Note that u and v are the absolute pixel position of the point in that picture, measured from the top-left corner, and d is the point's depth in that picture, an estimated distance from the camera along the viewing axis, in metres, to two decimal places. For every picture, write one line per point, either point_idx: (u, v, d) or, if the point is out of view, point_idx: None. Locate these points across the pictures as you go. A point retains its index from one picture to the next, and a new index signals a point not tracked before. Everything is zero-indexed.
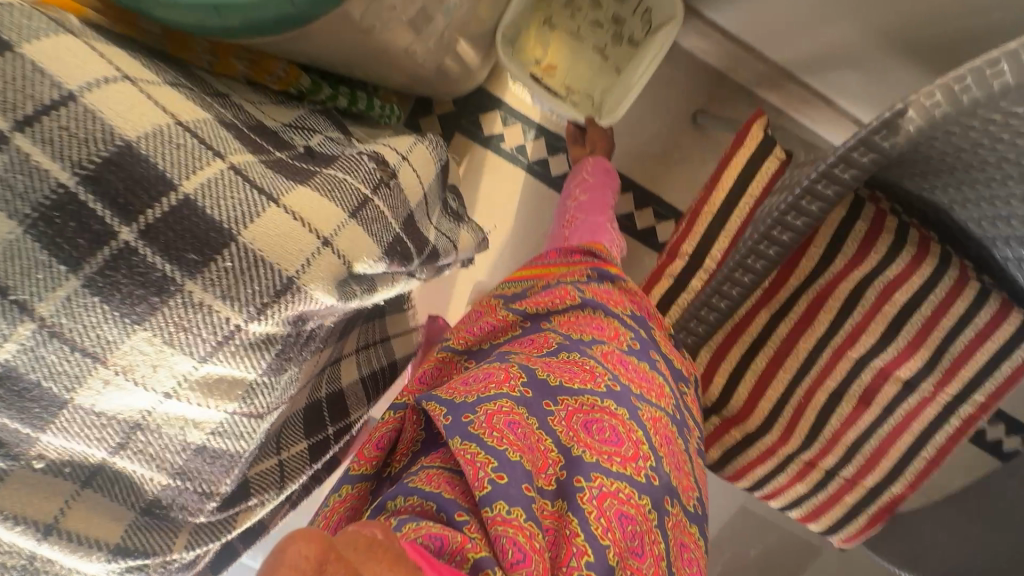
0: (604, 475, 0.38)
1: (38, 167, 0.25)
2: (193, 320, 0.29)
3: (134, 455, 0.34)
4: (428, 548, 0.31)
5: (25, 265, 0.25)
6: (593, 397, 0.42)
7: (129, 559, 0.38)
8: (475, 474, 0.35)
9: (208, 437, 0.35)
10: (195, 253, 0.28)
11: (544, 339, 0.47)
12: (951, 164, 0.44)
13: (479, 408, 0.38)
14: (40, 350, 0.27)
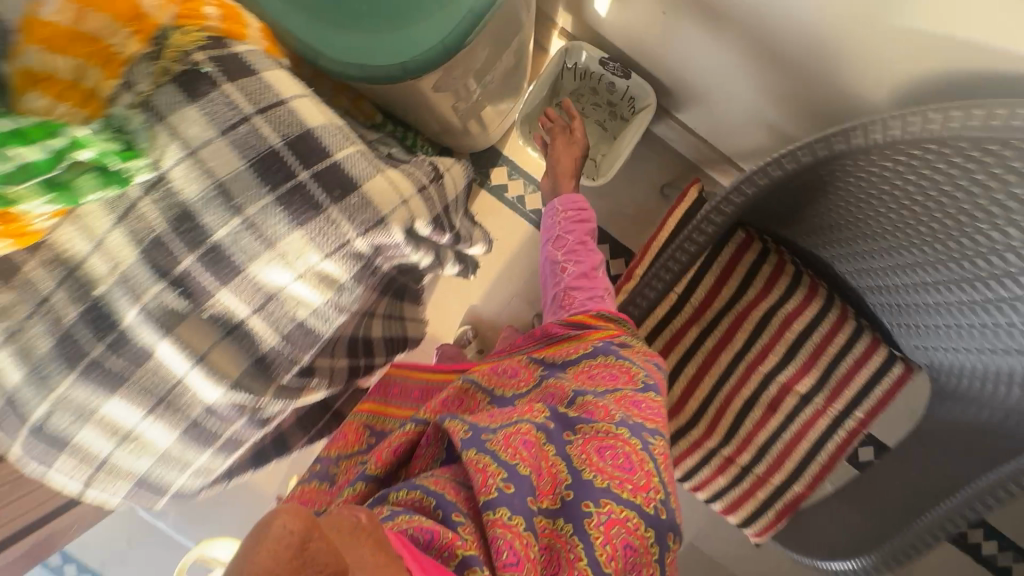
0: (613, 502, 0.43)
1: (263, 134, 0.38)
2: (324, 235, 0.39)
3: (244, 345, 0.41)
4: (418, 540, 0.35)
5: (246, 184, 0.38)
6: (599, 440, 0.48)
7: (209, 443, 0.45)
8: (486, 481, 0.40)
9: (287, 343, 0.43)
10: (338, 190, 0.39)
11: (560, 390, 0.53)
12: (816, 214, 0.64)
13: (497, 430, 0.44)
14: (233, 241, 0.38)
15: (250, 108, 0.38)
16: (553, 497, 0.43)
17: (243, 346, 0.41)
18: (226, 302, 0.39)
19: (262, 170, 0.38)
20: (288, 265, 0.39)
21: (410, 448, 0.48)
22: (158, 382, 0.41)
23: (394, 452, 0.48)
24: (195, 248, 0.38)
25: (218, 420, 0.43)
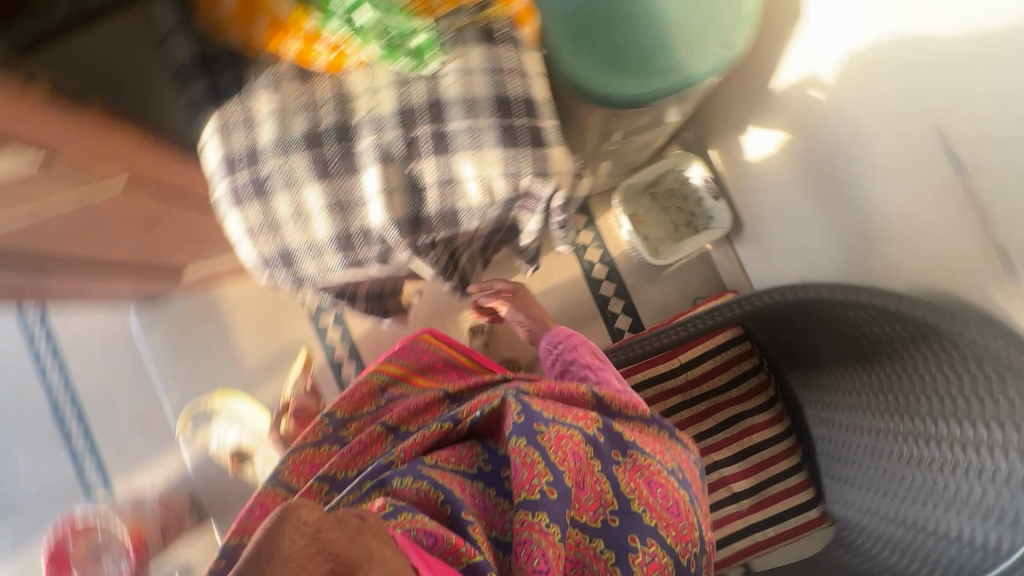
0: (651, 538, 0.57)
1: (511, 85, 0.57)
2: (509, 160, 0.56)
3: (413, 201, 0.57)
4: (422, 541, 0.48)
5: (486, 104, 0.55)
6: (631, 472, 0.62)
7: (338, 251, 0.59)
8: (530, 480, 0.54)
9: (435, 216, 0.58)
10: (534, 141, 0.56)
11: (594, 421, 0.64)
12: (800, 356, 0.82)
13: (550, 427, 0.60)
14: (457, 133, 0.55)
15: (514, 67, 0.57)
16: (591, 514, 0.56)
17: (414, 199, 0.57)
18: (426, 165, 0.56)
19: (497, 102, 0.56)
20: (475, 166, 0.56)
21: (435, 441, 0.62)
22: (351, 190, 0.57)
23: (421, 440, 0.62)
24: (434, 124, 0.55)
25: (364, 237, 0.58)
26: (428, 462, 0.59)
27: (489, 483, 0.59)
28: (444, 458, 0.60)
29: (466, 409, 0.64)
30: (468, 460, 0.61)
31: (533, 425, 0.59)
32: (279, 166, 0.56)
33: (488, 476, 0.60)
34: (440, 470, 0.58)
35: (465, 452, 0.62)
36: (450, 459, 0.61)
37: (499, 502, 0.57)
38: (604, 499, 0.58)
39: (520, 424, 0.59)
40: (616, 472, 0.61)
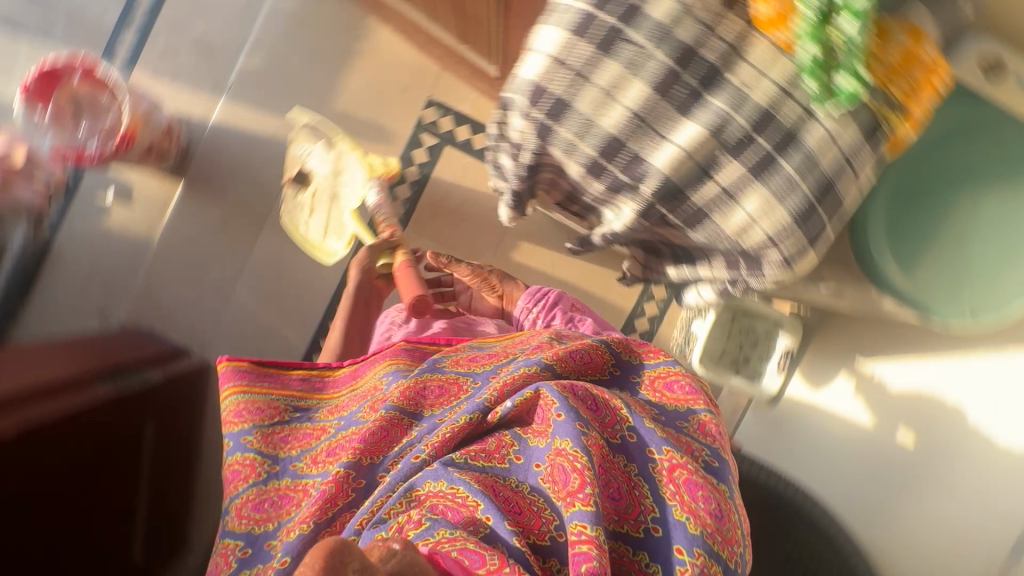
0: (698, 548, 0.55)
1: (846, 181, 0.56)
2: (785, 229, 0.55)
3: (690, 179, 0.56)
4: (463, 560, 0.52)
5: (817, 175, 0.54)
6: (668, 472, 0.62)
7: (595, 148, 0.57)
8: (580, 489, 0.57)
9: (690, 204, 0.57)
10: (814, 235, 0.56)
11: (621, 415, 0.68)
12: None
13: (580, 429, 0.63)
14: (779, 171, 0.54)
15: (860, 171, 0.56)
16: (630, 523, 0.60)
17: (693, 179, 0.55)
18: (732, 166, 0.54)
19: (824, 181, 0.55)
20: (758, 208, 0.55)
21: (464, 432, 0.69)
22: (664, 118, 0.54)
23: (451, 436, 0.68)
24: (772, 146, 0.54)
25: (630, 161, 0.56)
26: (459, 461, 0.64)
27: (521, 479, 0.64)
28: (475, 457, 0.65)
29: (495, 399, 0.70)
30: (500, 452, 0.67)
31: (569, 421, 0.64)
32: (638, 43, 0.53)
33: (519, 469, 0.65)
34: (472, 472, 0.62)
35: (496, 445, 0.67)
36: (480, 456, 0.65)
37: (536, 502, 0.61)
38: (645, 507, 0.61)
39: (560, 424, 0.64)
40: (654, 471, 0.63)
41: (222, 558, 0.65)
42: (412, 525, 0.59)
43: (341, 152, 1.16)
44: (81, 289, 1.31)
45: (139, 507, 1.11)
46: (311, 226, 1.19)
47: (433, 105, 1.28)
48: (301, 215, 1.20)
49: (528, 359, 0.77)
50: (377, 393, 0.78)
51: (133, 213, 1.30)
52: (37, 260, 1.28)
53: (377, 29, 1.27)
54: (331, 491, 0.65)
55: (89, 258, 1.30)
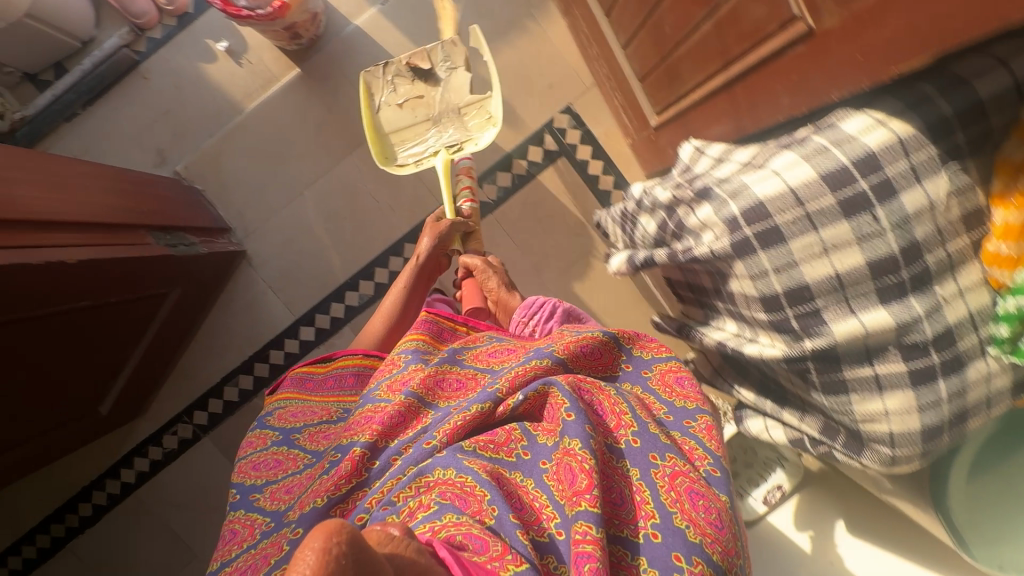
0: (696, 556, 0.55)
1: (977, 419, 0.59)
2: (909, 436, 0.58)
3: (854, 355, 0.57)
4: (470, 544, 0.55)
5: (961, 405, 0.57)
6: (669, 479, 0.62)
7: (784, 288, 0.58)
8: (584, 491, 0.59)
9: (840, 374, 0.59)
10: (928, 450, 0.59)
11: (624, 416, 0.69)
12: None
13: (585, 434, 0.65)
14: (934, 388, 0.56)
15: (992, 414, 0.59)
16: (629, 526, 0.60)
17: (856, 358, 0.57)
18: (896, 364, 0.56)
19: (963, 411, 0.57)
20: (898, 409, 0.58)
21: (474, 421, 0.71)
22: (862, 293, 0.56)
23: (462, 424, 0.70)
24: (941, 363, 0.56)
25: (810, 314, 0.57)
26: (467, 450, 0.67)
27: (524, 473, 0.66)
28: (484, 447, 0.68)
29: (505, 392, 0.72)
30: (508, 446, 0.69)
31: (576, 423, 0.66)
32: (878, 218, 0.54)
33: (526, 465, 0.67)
34: (481, 461, 0.65)
35: (505, 438, 0.70)
36: (490, 448, 0.68)
37: (539, 499, 0.63)
38: (644, 512, 0.60)
39: (568, 425, 0.66)
40: (657, 478, 0.63)
41: (244, 530, 0.73)
42: (422, 507, 0.62)
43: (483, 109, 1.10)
44: (149, 122, 1.23)
45: (126, 364, 1.06)
46: (395, 114, 1.09)
47: (567, 112, 1.27)
48: (393, 96, 1.08)
49: (538, 350, 0.79)
50: (397, 374, 0.82)
51: (236, 74, 1.23)
52: (122, 71, 1.21)
53: (549, 15, 1.24)
54: (347, 468, 0.70)
55: (171, 96, 1.23)
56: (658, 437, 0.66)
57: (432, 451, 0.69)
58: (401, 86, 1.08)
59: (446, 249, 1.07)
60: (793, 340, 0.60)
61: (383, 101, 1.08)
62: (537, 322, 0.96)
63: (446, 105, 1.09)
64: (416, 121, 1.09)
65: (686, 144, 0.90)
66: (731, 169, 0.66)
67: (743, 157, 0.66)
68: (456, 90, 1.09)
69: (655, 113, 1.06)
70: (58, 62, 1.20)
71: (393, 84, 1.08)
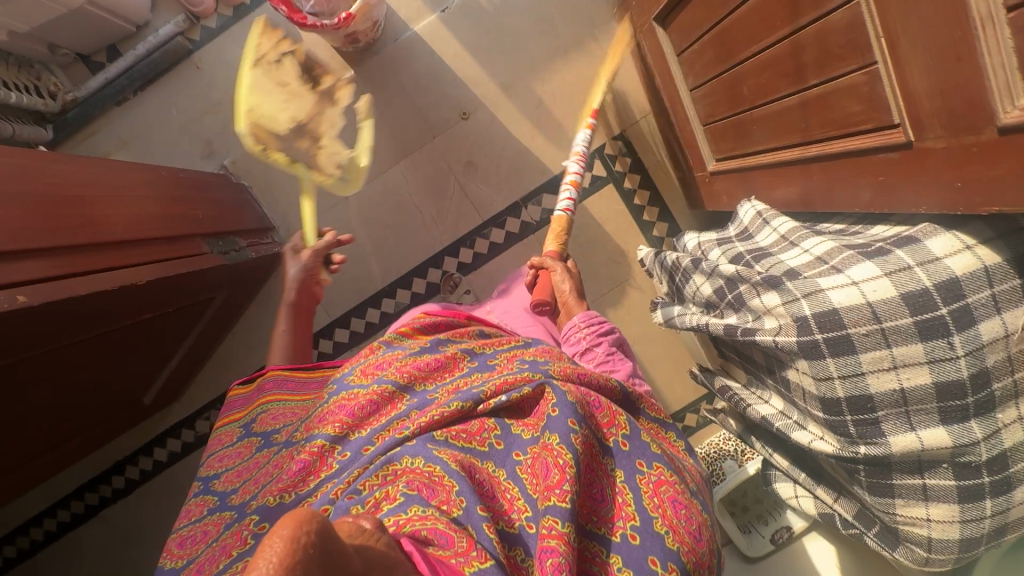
0: (672, 563, 0.56)
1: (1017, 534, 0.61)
2: (948, 545, 0.61)
3: (905, 465, 0.60)
4: (434, 538, 0.51)
5: (1003, 522, 0.59)
6: (655, 485, 0.63)
7: (845, 394, 0.60)
8: (559, 486, 0.57)
9: (888, 478, 0.61)
10: (963, 558, 0.62)
11: (613, 421, 0.68)
12: None
13: (573, 429, 0.63)
14: (980, 506, 0.58)
15: None
16: (605, 525, 0.60)
17: (907, 468, 0.60)
18: (947, 478, 0.58)
19: (1003, 526, 0.60)
20: (940, 520, 0.60)
21: (453, 416, 0.67)
22: (923, 410, 0.57)
23: (439, 414, 0.66)
24: (991, 483, 0.58)
25: (868, 421, 0.59)
26: (440, 440, 0.64)
27: (497, 465, 0.65)
28: (456, 437, 0.65)
29: (490, 391, 0.69)
30: (478, 436, 0.67)
31: (563, 419, 0.63)
32: (952, 344, 0.54)
33: (499, 456, 0.65)
34: (452, 451, 0.62)
35: (478, 428, 0.67)
36: (462, 438, 0.65)
37: (511, 491, 0.62)
38: (624, 512, 0.60)
39: (553, 420, 0.64)
40: (640, 483, 0.63)
41: (212, 527, 0.64)
42: (388, 499, 0.57)
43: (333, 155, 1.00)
44: (200, 112, 1.22)
45: (172, 356, 1.09)
46: (264, 83, 0.90)
47: (620, 140, 1.26)
48: (279, 70, 0.92)
49: (535, 364, 0.74)
50: (374, 359, 0.77)
51: None
52: (176, 64, 1.20)
53: (612, 38, 1.21)
54: (306, 461, 0.65)
55: (224, 88, 1.22)
56: (649, 446, 0.67)
57: (400, 440, 0.64)
58: (289, 80, 0.95)
59: (316, 281, 1.01)
60: (846, 440, 0.63)
61: (264, 60, 0.91)
62: (590, 334, 0.88)
63: (318, 113, 0.97)
64: (284, 104, 0.92)
65: (745, 205, 0.91)
66: (803, 259, 0.67)
67: (812, 248, 0.67)
68: (329, 110, 0.99)
69: (713, 159, 1.04)
70: (114, 44, 1.18)
71: (280, 58, 0.94)
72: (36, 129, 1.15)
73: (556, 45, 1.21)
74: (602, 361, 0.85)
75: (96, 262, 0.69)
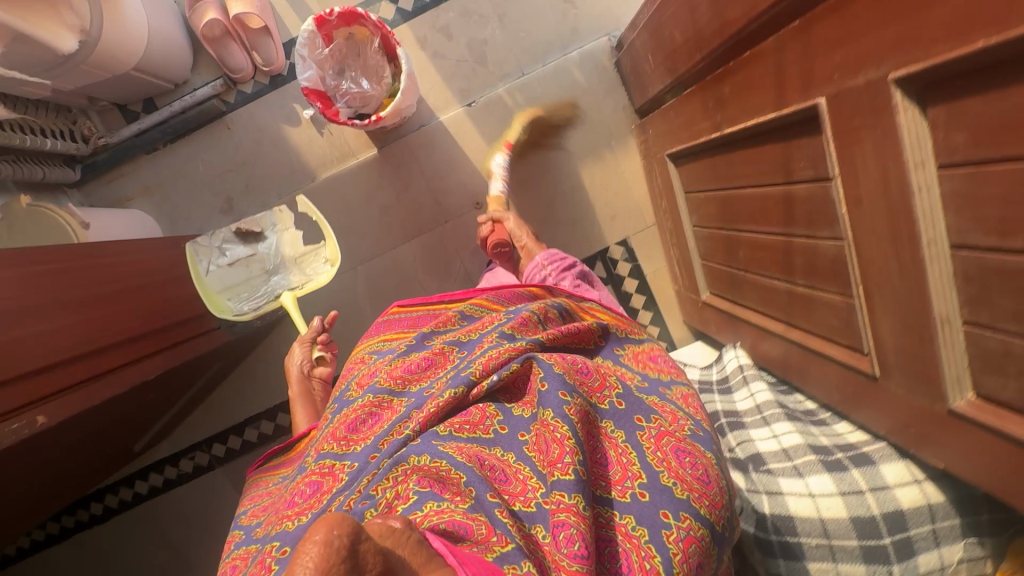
0: (685, 512, 0.57)
1: None
2: None
3: None
4: (454, 527, 0.50)
5: None
6: (656, 439, 0.65)
7: None
8: (560, 457, 0.59)
9: None
10: None
11: (603, 386, 0.72)
12: None
13: (564, 394, 0.66)
14: None
15: None
16: (619, 489, 0.61)
17: None
18: None
19: None
20: None
21: (448, 405, 0.67)
22: None
23: (434, 409, 0.66)
24: None
25: None
26: (443, 435, 0.64)
27: (506, 449, 0.64)
28: (461, 429, 0.65)
29: (480, 372, 0.70)
30: (483, 424, 0.67)
31: (555, 394, 0.66)
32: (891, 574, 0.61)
33: (505, 439, 0.65)
34: (456, 443, 0.62)
35: (481, 416, 0.67)
36: (467, 429, 0.65)
37: (522, 470, 0.61)
38: (632, 473, 0.62)
39: (546, 396, 0.66)
40: (643, 441, 0.65)
41: (239, 562, 0.62)
42: (400, 498, 0.56)
43: (320, 260, 1.07)
44: (225, 170, 1.27)
45: (164, 411, 1.12)
46: (223, 272, 1.04)
47: (622, 245, 1.30)
48: (227, 257, 1.04)
49: (511, 337, 0.78)
50: (366, 370, 0.80)
51: (316, 142, 1.26)
52: (209, 119, 1.24)
53: (626, 149, 1.27)
54: (318, 485, 0.65)
55: (250, 150, 1.26)
56: (646, 404, 0.70)
57: (409, 440, 0.64)
58: (246, 239, 1.05)
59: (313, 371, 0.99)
60: None
61: (218, 261, 1.03)
62: (554, 271, 1.04)
63: (272, 285, 1.05)
64: (249, 276, 1.04)
65: (730, 350, 0.97)
66: (769, 446, 0.72)
67: (777, 436, 0.73)
68: (290, 252, 1.07)
69: (708, 288, 1.09)
70: (150, 97, 1.23)
71: (225, 252, 1.04)
72: (64, 171, 1.19)
73: (572, 150, 1.27)
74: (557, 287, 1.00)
75: (114, 360, 0.74)
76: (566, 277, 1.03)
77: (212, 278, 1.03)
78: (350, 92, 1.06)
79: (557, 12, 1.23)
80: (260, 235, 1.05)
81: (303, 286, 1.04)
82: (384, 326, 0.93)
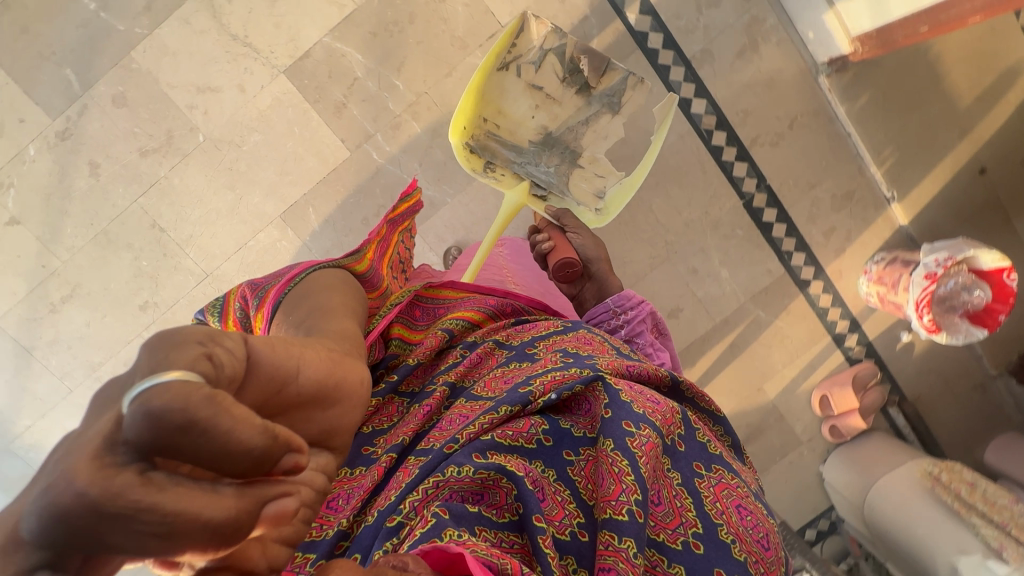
0: (739, 574, 0.51)
1: None
2: None
3: None
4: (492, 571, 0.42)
5: None
6: (716, 489, 0.57)
7: None
8: (621, 497, 0.49)
9: None
10: None
11: (675, 418, 0.60)
12: None
13: (634, 423, 0.55)
14: None
15: None
16: (669, 532, 0.52)
17: None
18: None
19: None
20: None
21: (500, 421, 0.55)
22: None
23: (488, 425, 0.55)
24: None
25: None
26: (490, 444, 0.53)
27: (547, 463, 0.55)
28: (504, 435, 0.54)
29: (542, 388, 0.58)
30: (525, 433, 0.55)
31: (620, 422, 0.55)
32: None
33: (548, 455, 0.55)
34: (502, 455, 0.52)
35: (525, 423, 0.56)
36: (510, 436, 0.54)
37: (560, 494, 0.52)
38: (685, 518, 0.53)
39: (609, 423, 0.55)
40: (701, 488, 0.57)
41: None
42: (420, 517, 0.48)
43: (597, 175, 1.08)
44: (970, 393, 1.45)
45: None
46: (518, 87, 1.00)
47: None
48: (535, 73, 0.99)
49: (581, 357, 0.64)
50: (436, 347, 0.66)
51: None
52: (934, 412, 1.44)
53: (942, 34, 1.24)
54: (376, 480, 0.54)
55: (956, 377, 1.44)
56: (705, 449, 0.61)
57: (445, 452, 0.52)
58: (551, 72, 0.99)
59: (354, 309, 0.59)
60: None
61: (523, 64, 0.99)
62: (642, 319, 0.92)
63: (574, 135, 1.04)
64: (538, 110, 1.01)
65: None
66: None
67: None
68: (608, 117, 1.04)
69: None
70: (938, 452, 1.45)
71: (542, 55, 0.98)
72: None
73: (945, 81, 1.26)
74: (645, 341, 0.90)
75: None
76: (644, 334, 0.90)
77: (495, 77, 0.99)
78: (979, 301, 1.19)
79: (814, 125, 1.28)
80: (580, 71, 0.99)
81: (553, 192, 1.06)
82: (439, 303, 0.74)
